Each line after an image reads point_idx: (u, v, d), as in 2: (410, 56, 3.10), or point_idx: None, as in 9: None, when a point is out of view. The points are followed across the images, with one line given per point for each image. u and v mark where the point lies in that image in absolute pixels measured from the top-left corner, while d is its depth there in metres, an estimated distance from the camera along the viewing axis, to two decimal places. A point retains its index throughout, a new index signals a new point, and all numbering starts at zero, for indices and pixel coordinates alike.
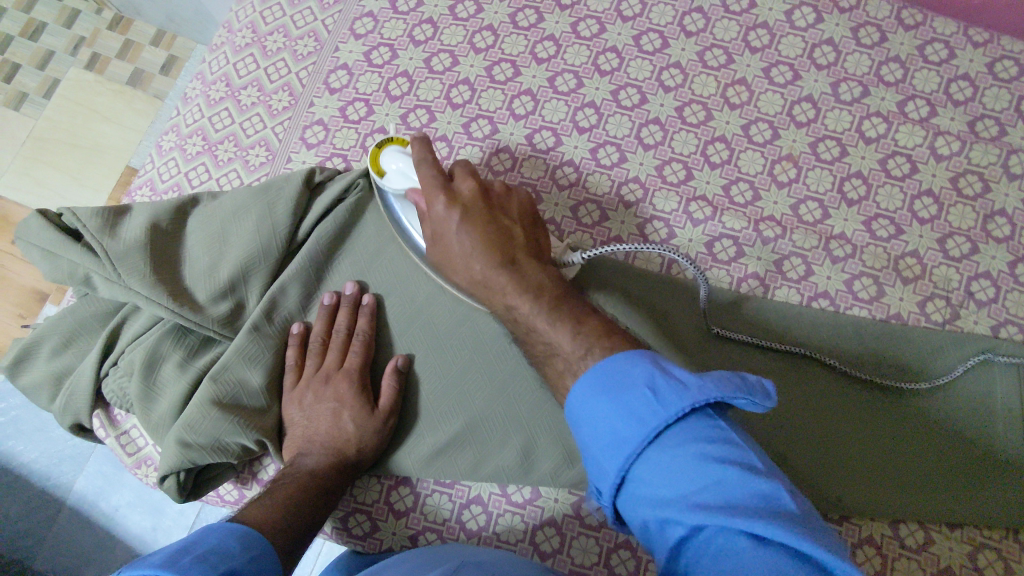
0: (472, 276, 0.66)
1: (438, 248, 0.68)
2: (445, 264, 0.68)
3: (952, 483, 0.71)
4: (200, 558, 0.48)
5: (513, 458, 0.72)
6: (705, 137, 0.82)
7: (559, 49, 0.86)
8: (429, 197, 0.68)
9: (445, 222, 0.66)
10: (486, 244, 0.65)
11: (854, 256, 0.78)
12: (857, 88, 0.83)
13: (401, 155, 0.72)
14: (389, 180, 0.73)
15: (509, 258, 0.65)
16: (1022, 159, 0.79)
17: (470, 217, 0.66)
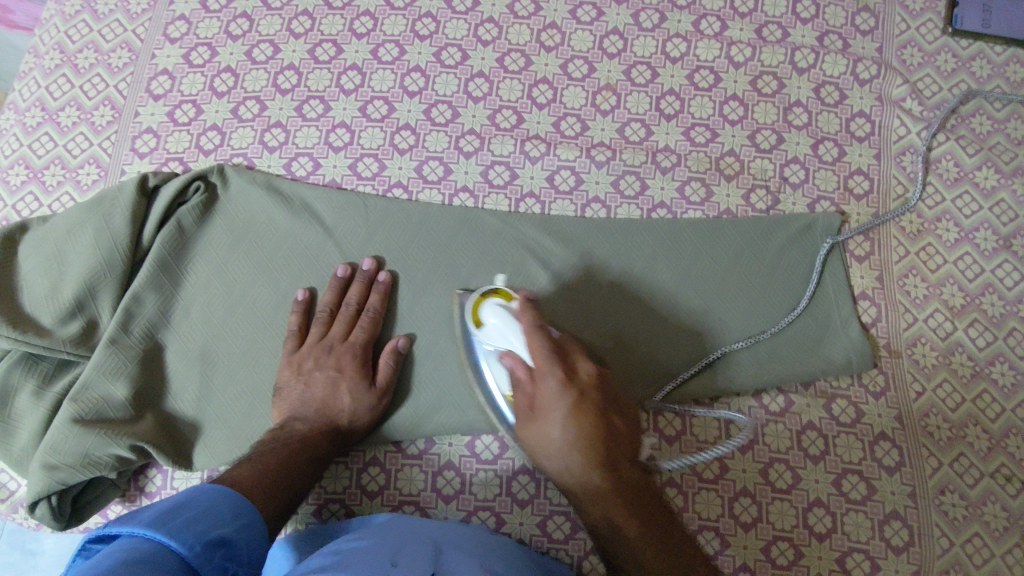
0: (561, 444, 0.63)
1: (536, 420, 0.64)
2: (534, 441, 0.65)
3: (794, 350, 0.78)
4: (191, 521, 0.52)
5: (401, 412, 0.75)
6: (528, 81, 0.87)
7: (376, 22, 0.89)
8: (540, 376, 0.64)
9: (555, 405, 0.63)
10: (582, 429, 0.62)
11: (680, 164, 0.85)
12: (654, 15, 0.90)
13: (505, 313, 0.66)
14: (486, 334, 0.68)
15: (612, 460, 0.63)
16: (804, 54, 0.89)
17: (580, 406, 0.63)
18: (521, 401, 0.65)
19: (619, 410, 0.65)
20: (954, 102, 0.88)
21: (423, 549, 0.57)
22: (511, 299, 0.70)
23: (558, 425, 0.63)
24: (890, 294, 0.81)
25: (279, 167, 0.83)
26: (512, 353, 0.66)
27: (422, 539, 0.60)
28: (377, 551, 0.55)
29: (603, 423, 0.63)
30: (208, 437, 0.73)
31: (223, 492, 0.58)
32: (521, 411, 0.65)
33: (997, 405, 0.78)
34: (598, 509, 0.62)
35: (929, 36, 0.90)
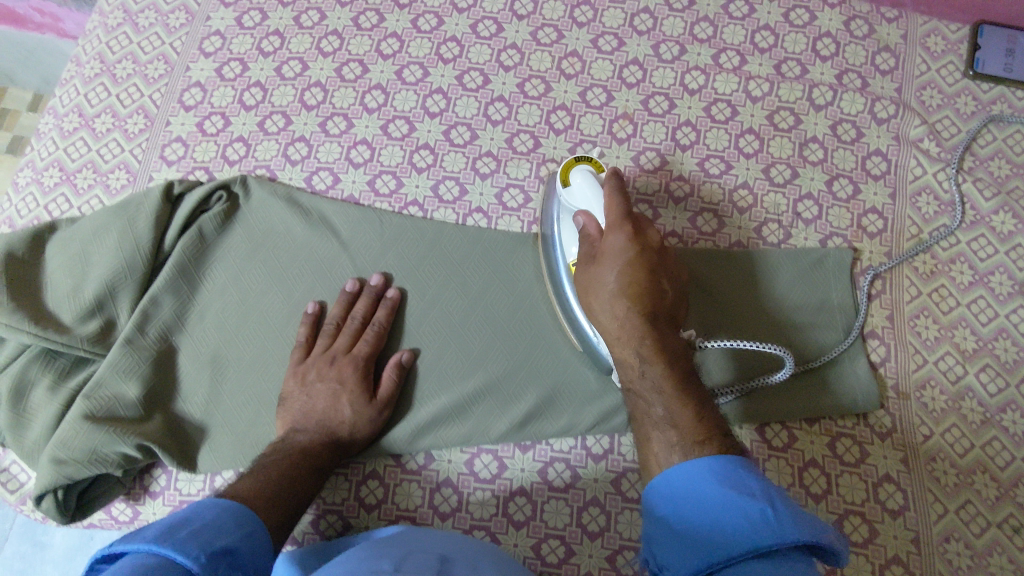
0: (612, 291, 0.65)
1: (596, 264, 0.67)
2: (589, 283, 0.67)
3: (799, 385, 0.78)
4: (195, 533, 0.52)
5: (404, 424, 0.76)
6: (547, 106, 0.89)
7: (402, 45, 0.91)
8: (609, 229, 0.67)
9: (618, 254, 0.65)
10: (637, 273, 0.65)
11: (693, 194, 0.85)
12: (675, 48, 0.91)
13: (591, 179, 0.69)
14: (571, 195, 0.71)
15: (658, 314, 0.64)
16: (822, 92, 0.89)
17: (638, 264, 0.65)
18: (584, 251, 0.68)
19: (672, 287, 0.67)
20: (973, 144, 0.88)
21: (428, 557, 0.58)
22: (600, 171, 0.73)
23: (614, 271, 0.65)
24: (901, 335, 0.81)
25: (300, 180, 0.86)
26: (587, 211, 0.69)
27: (430, 549, 0.61)
28: (382, 559, 0.56)
29: (655, 281, 0.65)
30: (214, 441, 0.75)
31: (222, 506, 0.58)
32: (581, 258, 0.69)
33: (1007, 453, 0.76)
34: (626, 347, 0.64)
35: (950, 78, 0.90)
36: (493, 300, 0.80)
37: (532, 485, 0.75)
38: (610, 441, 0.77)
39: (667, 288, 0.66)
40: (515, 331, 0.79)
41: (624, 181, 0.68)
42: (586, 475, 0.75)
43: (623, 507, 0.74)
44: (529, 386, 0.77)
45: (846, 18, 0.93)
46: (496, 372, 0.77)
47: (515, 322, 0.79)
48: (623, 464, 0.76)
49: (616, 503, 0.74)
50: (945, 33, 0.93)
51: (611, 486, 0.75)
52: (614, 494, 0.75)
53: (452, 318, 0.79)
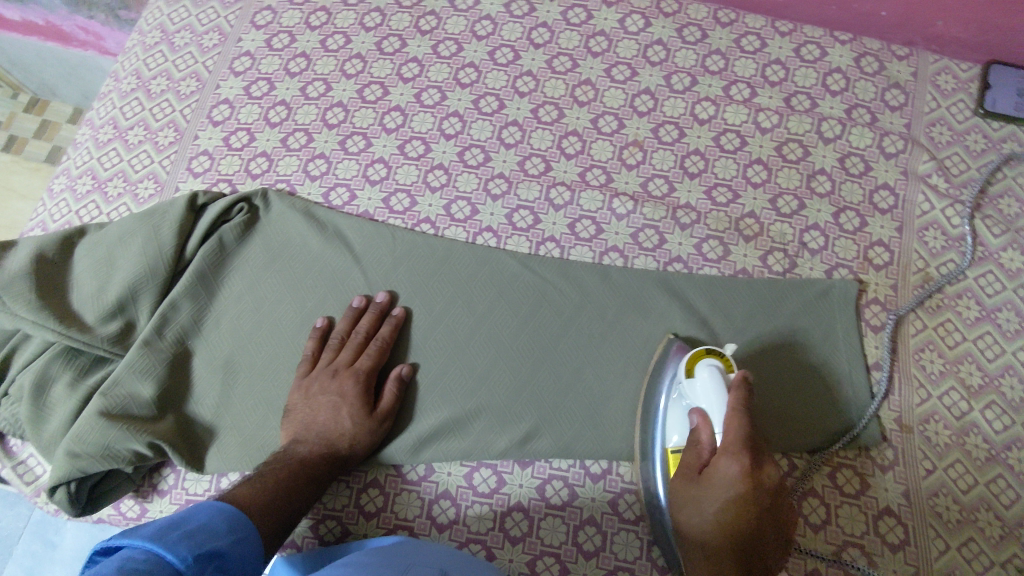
0: (708, 521, 0.63)
1: (699, 483, 0.64)
2: (686, 503, 0.65)
3: (821, 424, 0.77)
4: (187, 534, 0.54)
5: (403, 438, 0.78)
6: (559, 131, 0.91)
7: (422, 69, 0.95)
8: (723, 455, 0.63)
9: (723, 489, 0.62)
10: (740, 508, 0.62)
11: (700, 222, 0.86)
12: (686, 79, 0.94)
13: (718, 379, 0.66)
14: (694, 388, 0.68)
15: (748, 550, 0.62)
16: (831, 125, 0.91)
17: (745, 499, 0.62)
18: (691, 458, 0.66)
19: (770, 497, 0.62)
20: (982, 181, 0.88)
21: (428, 570, 0.60)
22: (730, 369, 0.69)
23: (716, 503, 0.63)
24: (904, 367, 0.81)
25: (318, 195, 0.89)
26: (702, 414, 0.66)
27: (429, 561, 0.63)
28: (384, 567, 0.58)
29: (757, 519, 0.62)
30: (221, 443, 0.77)
31: (217, 509, 0.61)
32: (687, 468, 0.66)
33: (1012, 492, 0.75)
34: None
35: (960, 115, 0.91)
36: (499, 320, 0.82)
37: (529, 501, 0.76)
38: (609, 462, 0.77)
39: (767, 537, 0.62)
40: (516, 351, 0.80)
41: (750, 392, 0.65)
42: (584, 494, 0.76)
43: (619, 528, 0.74)
44: (528, 407, 0.78)
45: (856, 54, 0.94)
46: (498, 394, 0.78)
47: (517, 342, 0.81)
48: (621, 485, 0.76)
49: (612, 523, 0.75)
50: (956, 72, 0.94)
51: (608, 506, 0.75)
52: (610, 514, 0.75)
53: (457, 335, 0.81)
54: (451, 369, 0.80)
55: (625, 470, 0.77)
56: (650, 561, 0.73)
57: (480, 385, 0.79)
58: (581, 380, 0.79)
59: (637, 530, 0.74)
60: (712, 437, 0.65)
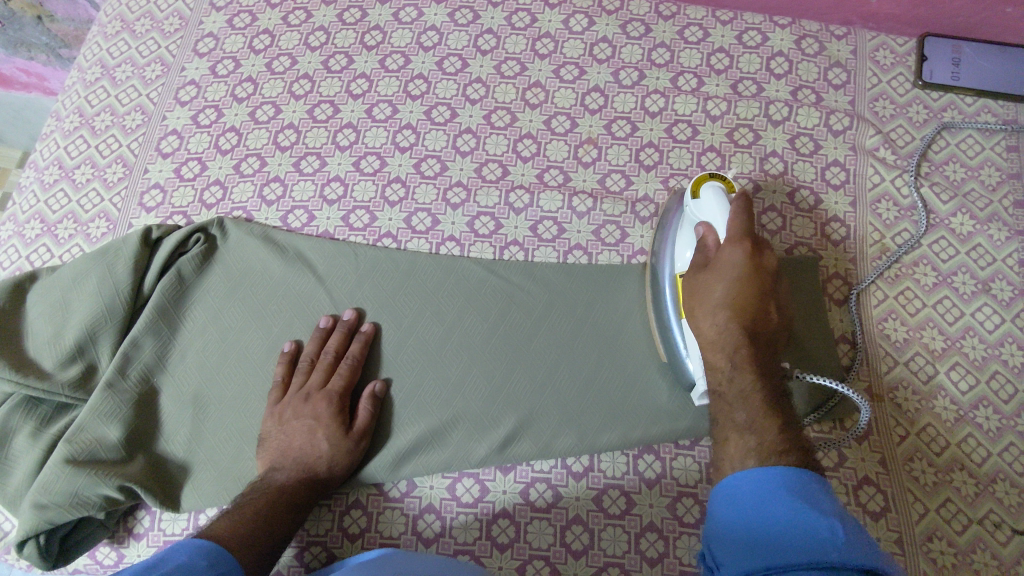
0: (715, 302, 0.67)
1: (705, 272, 0.69)
2: (694, 293, 0.70)
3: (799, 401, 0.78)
4: None
5: (382, 456, 0.77)
6: (514, 135, 0.92)
7: (372, 84, 0.95)
8: (728, 242, 0.69)
9: (730, 265, 0.68)
10: (745, 286, 0.67)
11: (659, 213, 0.87)
12: (633, 74, 0.95)
13: (721, 197, 0.73)
14: (700, 207, 0.74)
15: (752, 321, 0.66)
16: (778, 108, 0.93)
17: (750, 279, 0.67)
18: (697, 259, 0.71)
19: (768, 279, 0.68)
20: (927, 151, 0.90)
21: None
22: (732, 190, 0.75)
23: (723, 282, 0.67)
24: (870, 338, 0.82)
25: (276, 220, 0.88)
26: (708, 224, 0.72)
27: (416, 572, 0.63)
28: None
29: (761, 297, 0.67)
30: (197, 479, 0.75)
31: (200, 546, 0.60)
32: (692, 263, 0.71)
33: (983, 450, 0.77)
34: (715, 351, 0.67)
35: (901, 88, 0.94)
36: (470, 326, 0.81)
37: (514, 507, 0.75)
38: (591, 459, 0.77)
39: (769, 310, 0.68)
40: (489, 355, 0.80)
41: (751, 200, 0.70)
42: (568, 494, 0.76)
43: (605, 524, 0.74)
44: (506, 409, 0.78)
45: (796, 37, 0.96)
46: (475, 400, 0.78)
47: (490, 347, 0.81)
48: (604, 481, 0.76)
49: (598, 520, 0.75)
50: (893, 47, 0.96)
51: (593, 503, 0.75)
52: (596, 511, 0.75)
53: (429, 346, 0.81)
54: (425, 380, 0.79)
55: (607, 466, 0.77)
56: (639, 554, 0.73)
57: (456, 393, 0.79)
58: (556, 378, 0.79)
59: (624, 524, 0.74)
60: (717, 240, 0.71)
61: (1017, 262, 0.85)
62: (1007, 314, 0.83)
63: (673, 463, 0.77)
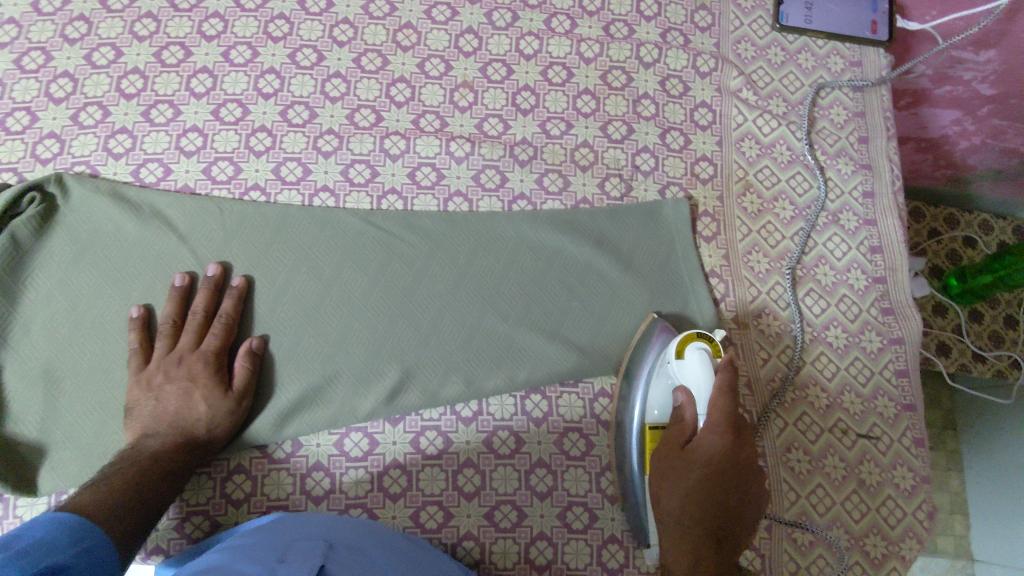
0: (686, 490, 0.66)
1: (681, 458, 0.67)
2: (665, 471, 0.68)
3: None
4: (22, 553, 0.48)
5: (264, 417, 0.74)
6: (386, 79, 0.88)
7: (226, 25, 0.87)
8: (710, 430, 0.66)
9: (708, 458, 0.66)
10: (715, 481, 0.66)
11: (537, 157, 0.87)
12: (507, 15, 0.93)
13: (707, 362, 0.68)
14: (682, 370, 0.70)
15: (717, 520, 0.65)
16: (649, 50, 0.94)
17: (722, 472, 0.66)
18: (676, 434, 0.69)
19: (741, 471, 0.66)
20: (784, 91, 0.95)
21: (312, 543, 0.58)
22: (718, 353, 0.70)
23: (697, 473, 0.66)
24: (736, 270, 0.87)
25: (126, 174, 0.80)
26: (687, 392, 0.69)
27: (313, 535, 0.61)
28: (267, 550, 0.56)
29: (732, 483, 0.66)
30: (56, 459, 0.70)
31: (62, 520, 0.55)
32: (670, 442, 0.69)
33: (832, 366, 0.85)
34: (672, 503, 0.67)
35: (761, 31, 0.98)
36: (349, 281, 0.79)
37: (405, 456, 0.75)
38: (478, 403, 0.78)
39: (742, 506, 0.66)
40: (372, 310, 0.78)
41: (736, 375, 0.67)
42: (458, 439, 0.77)
43: (496, 465, 0.76)
44: (390, 362, 0.77)
45: None
46: (357, 356, 0.77)
47: (372, 302, 0.79)
48: (493, 424, 0.78)
49: (489, 461, 0.76)
50: None
51: (484, 445, 0.77)
52: (487, 453, 0.76)
53: (307, 302, 0.78)
54: (305, 339, 0.77)
55: (495, 409, 0.78)
56: (529, 490, 0.76)
57: (340, 349, 0.77)
58: (439, 329, 0.79)
59: (514, 463, 0.76)
60: (695, 417, 0.68)
61: (861, 194, 0.92)
62: (853, 243, 0.90)
63: (558, 401, 0.79)
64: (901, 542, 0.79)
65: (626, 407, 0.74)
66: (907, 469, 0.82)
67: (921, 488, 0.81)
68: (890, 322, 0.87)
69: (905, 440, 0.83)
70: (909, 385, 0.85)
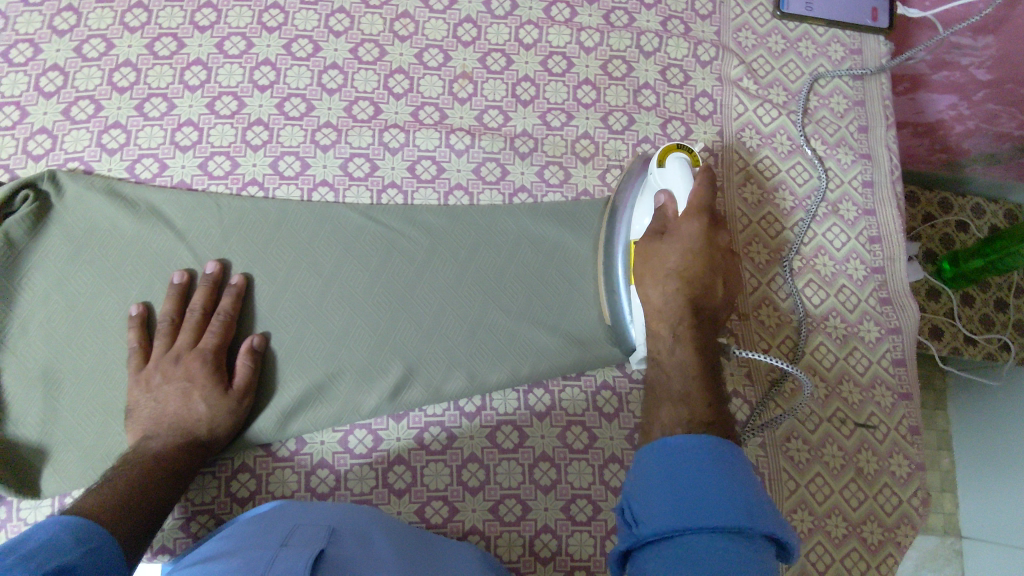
0: (669, 273, 0.67)
1: (662, 239, 0.69)
2: (647, 258, 0.69)
3: None
4: (25, 555, 0.48)
5: (268, 416, 0.74)
6: (384, 70, 0.87)
7: (220, 14, 0.85)
8: (687, 213, 0.68)
9: (688, 235, 0.67)
10: (700, 263, 0.67)
11: (538, 149, 0.87)
12: (505, 3, 0.91)
13: (684, 167, 0.71)
14: (663, 176, 0.72)
15: (695, 292, 0.67)
16: (649, 39, 0.93)
17: (702, 250, 0.67)
18: (654, 227, 0.70)
19: (718, 254, 0.68)
20: (784, 80, 0.95)
21: (316, 529, 0.59)
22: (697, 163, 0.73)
23: (678, 252, 0.67)
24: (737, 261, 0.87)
25: (120, 170, 0.79)
26: (669, 194, 0.70)
27: (317, 520, 0.61)
28: (271, 535, 0.56)
29: (708, 264, 0.67)
30: (57, 461, 0.70)
31: (69, 522, 0.55)
32: (649, 233, 0.70)
33: (832, 356, 0.86)
34: (658, 288, 0.67)
35: (761, 19, 0.97)
36: (351, 278, 0.78)
37: (409, 452, 0.76)
38: (482, 398, 0.78)
39: (721, 301, 0.68)
40: (374, 306, 0.78)
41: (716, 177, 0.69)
42: (462, 434, 0.77)
43: (500, 459, 0.76)
44: (392, 358, 0.77)
45: None
46: (359, 353, 0.77)
47: (373, 298, 0.78)
48: (496, 419, 0.78)
49: (493, 456, 0.76)
50: None
51: (488, 440, 0.77)
52: (490, 447, 0.77)
53: (309, 300, 0.77)
54: (308, 338, 0.76)
55: (498, 404, 0.78)
56: (533, 483, 0.76)
57: (342, 346, 0.76)
58: (442, 324, 0.79)
59: (518, 457, 0.77)
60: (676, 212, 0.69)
61: (860, 184, 0.93)
62: (852, 233, 0.91)
63: (561, 395, 0.79)
64: (897, 529, 0.81)
65: (612, 235, 0.76)
66: (904, 456, 0.83)
67: (917, 475, 0.83)
68: (888, 312, 0.88)
69: (902, 428, 0.84)
70: (906, 374, 0.86)
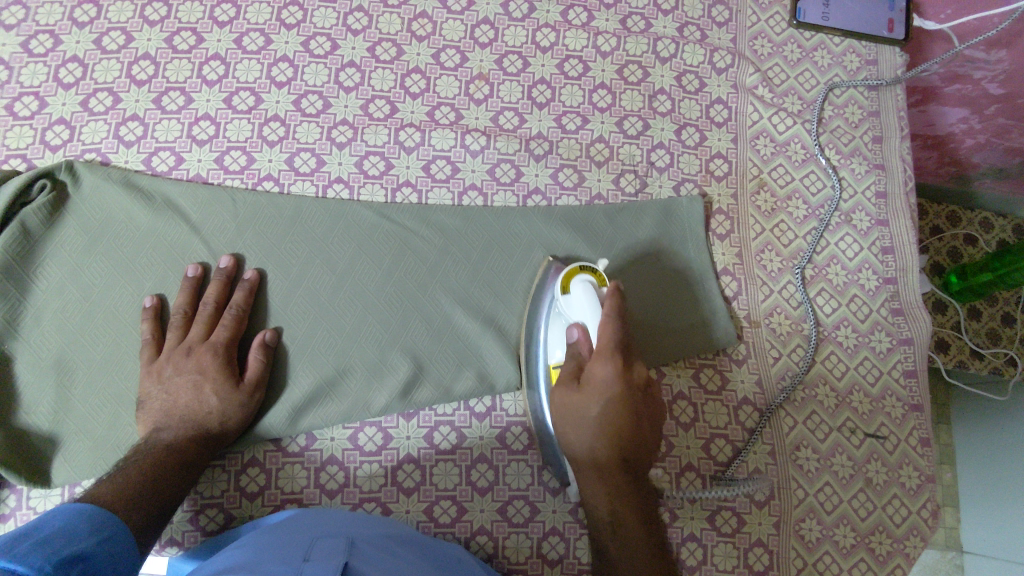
0: (591, 425, 0.65)
1: (576, 392, 0.66)
2: (565, 412, 0.66)
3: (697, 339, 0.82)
4: (42, 542, 0.48)
5: (277, 412, 0.74)
6: (400, 70, 0.87)
7: (239, 10, 0.85)
8: (598, 358, 0.65)
9: (604, 388, 0.64)
10: (622, 410, 0.64)
11: (552, 152, 0.87)
12: (523, 6, 0.91)
13: (592, 294, 0.69)
14: (571, 305, 0.70)
15: (624, 442, 0.65)
16: (665, 44, 0.93)
17: (625, 397, 0.64)
18: (570, 367, 0.68)
19: (640, 393, 0.65)
20: (799, 88, 0.95)
21: (335, 541, 0.58)
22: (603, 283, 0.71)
23: (598, 405, 0.64)
24: (749, 268, 0.87)
25: (137, 163, 0.79)
26: (581, 328, 0.68)
27: (335, 532, 0.61)
28: (291, 548, 0.56)
29: (635, 403, 0.65)
30: (68, 450, 0.70)
31: (83, 512, 0.55)
32: (566, 383, 0.67)
33: (842, 365, 0.86)
34: (580, 442, 0.66)
35: (778, 27, 0.97)
36: (363, 275, 0.78)
37: (419, 451, 0.75)
38: (492, 398, 0.78)
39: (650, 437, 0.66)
40: (384, 305, 0.78)
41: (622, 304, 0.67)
42: (472, 434, 0.77)
43: (509, 460, 0.76)
44: (402, 356, 0.77)
45: None
46: (369, 350, 0.76)
47: (383, 297, 0.78)
48: (506, 420, 0.78)
49: (502, 456, 0.76)
50: None
51: (497, 441, 0.77)
52: (500, 448, 0.77)
53: (322, 295, 0.77)
54: (319, 333, 0.76)
55: (509, 405, 0.78)
56: (542, 485, 0.76)
57: (354, 343, 0.76)
58: (451, 325, 0.78)
59: (527, 458, 0.77)
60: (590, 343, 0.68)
61: (874, 194, 0.93)
62: (864, 243, 0.91)
63: None
64: (906, 540, 0.80)
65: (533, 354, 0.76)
66: (913, 468, 0.83)
67: (926, 487, 0.82)
68: (899, 323, 0.88)
69: (912, 439, 0.84)
70: (917, 386, 0.86)
